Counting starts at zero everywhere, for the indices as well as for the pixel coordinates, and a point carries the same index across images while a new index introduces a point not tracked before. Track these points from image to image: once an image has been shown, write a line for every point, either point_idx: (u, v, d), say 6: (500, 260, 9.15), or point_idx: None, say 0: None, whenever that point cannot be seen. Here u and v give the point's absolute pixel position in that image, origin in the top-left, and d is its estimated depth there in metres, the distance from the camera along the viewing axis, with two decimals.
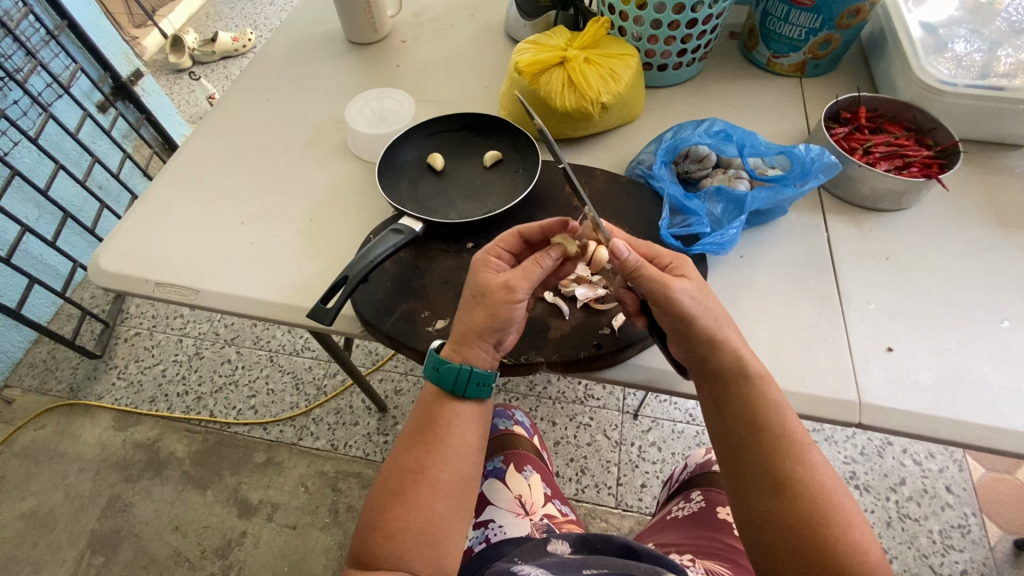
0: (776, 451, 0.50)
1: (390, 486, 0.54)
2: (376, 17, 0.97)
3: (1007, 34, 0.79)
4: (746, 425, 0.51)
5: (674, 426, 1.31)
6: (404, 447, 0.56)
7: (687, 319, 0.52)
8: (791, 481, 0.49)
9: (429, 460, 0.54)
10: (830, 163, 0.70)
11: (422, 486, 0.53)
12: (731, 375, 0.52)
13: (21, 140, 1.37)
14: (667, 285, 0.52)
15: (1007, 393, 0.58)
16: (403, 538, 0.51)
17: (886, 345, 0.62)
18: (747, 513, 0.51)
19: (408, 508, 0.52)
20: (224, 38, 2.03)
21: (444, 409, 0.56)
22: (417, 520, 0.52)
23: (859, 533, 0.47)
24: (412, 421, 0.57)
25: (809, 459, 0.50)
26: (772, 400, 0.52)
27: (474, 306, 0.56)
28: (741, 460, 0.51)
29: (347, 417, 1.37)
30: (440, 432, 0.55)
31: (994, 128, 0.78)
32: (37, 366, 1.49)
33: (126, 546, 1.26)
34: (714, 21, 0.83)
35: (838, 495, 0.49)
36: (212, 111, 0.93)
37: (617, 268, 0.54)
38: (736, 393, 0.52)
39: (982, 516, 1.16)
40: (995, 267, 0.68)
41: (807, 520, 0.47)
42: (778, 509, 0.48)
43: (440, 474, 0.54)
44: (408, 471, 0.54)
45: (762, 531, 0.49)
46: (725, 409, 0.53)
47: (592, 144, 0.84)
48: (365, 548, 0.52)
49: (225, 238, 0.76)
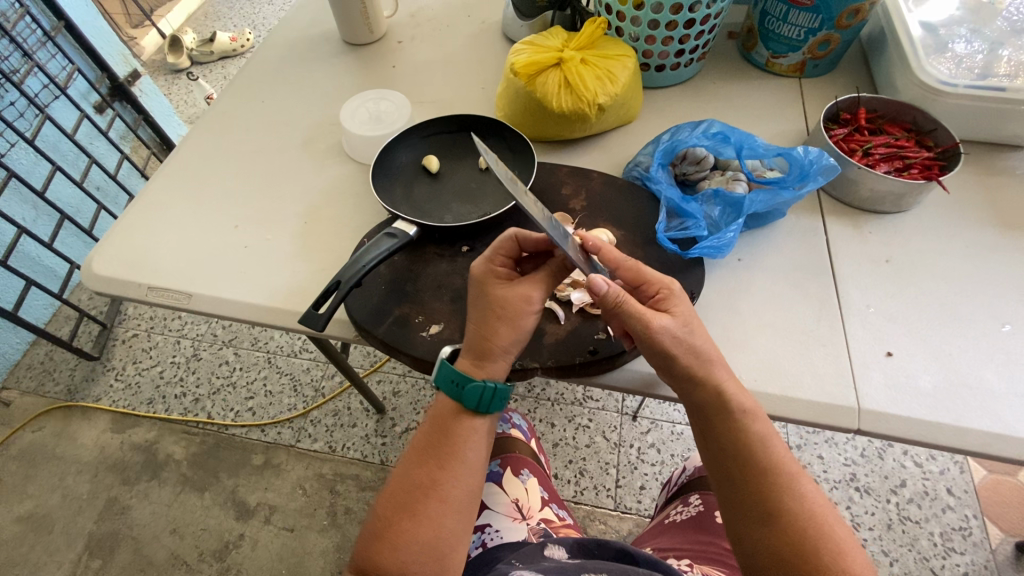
0: (765, 480, 0.49)
1: (400, 498, 0.53)
2: (372, 17, 0.96)
3: (1008, 34, 0.78)
4: (734, 456, 0.51)
5: (674, 428, 1.30)
6: (417, 459, 0.55)
7: (664, 355, 0.52)
8: (781, 510, 0.48)
9: (443, 475, 0.53)
10: (829, 167, 0.70)
11: (432, 500, 0.52)
12: (716, 406, 0.52)
13: (18, 142, 1.36)
14: (648, 323, 0.51)
15: (1009, 398, 0.57)
16: (411, 551, 0.51)
17: (886, 350, 0.61)
18: (739, 543, 0.50)
19: (418, 522, 0.51)
20: (222, 38, 2.02)
21: (461, 424, 0.56)
22: (425, 533, 0.51)
23: (852, 559, 0.46)
24: (427, 432, 0.56)
25: (798, 486, 0.49)
26: (759, 429, 0.51)
27: (491, 320, 0.55)
28: (731, 491, 0.51)
29: (345, 419, 1.37)
30: (454, 446, 0.55)
31: (996, 128, 0.77)
32: (34, 368, 1.48)
33: (124, 548, 1.26)
34: (713, 20, 0.82)
35: (830, 522, 0.48)
36: (207, 113, 0.92)
37: (597, 302, 0.52)
38: (722, 424, 0.51)
39: (983, 518, 1.15)
40: (996, 271, 0.67)
41: (799, 550, 0.47)
42: (770, 539, 0.48)
43: (452, 488, 0.53)
44: (421, 484, 0.53)
45: (755, 562, 0.49)
46: (713, 439, 0.52)
47: (589, 146, 0.83)
48: (371, 557, 0.51)
49: (219, 242, 0.76)
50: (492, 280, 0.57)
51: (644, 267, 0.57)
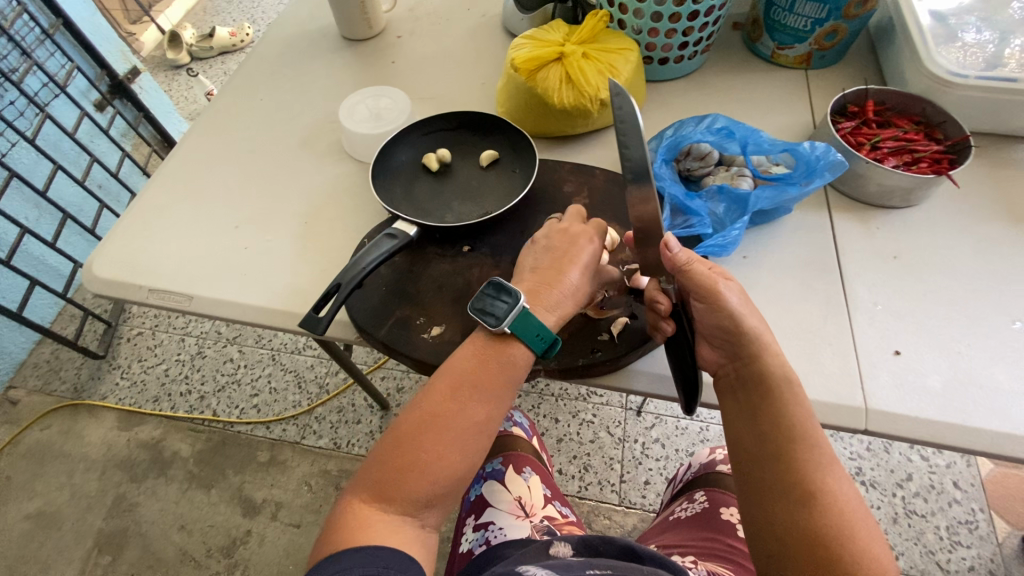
0: (809, 461, 0.48)
1: (440, 425, 0.51)
2: (370, 12, 0.95)
3: (1020, 23, 0.76)
4: (783, 433, 0.50)
5: (678, 422, 1.30)
6: (459, 391, 0.52)
7: (734, 319, 0.53)
8: (820, 492, 0.47)
9: (485, 408, 0.52)
10: (837, 162, 0.68)
11: (463, 436, 0.51)
12: (773, 379, 0.52)
13: (18, 141, 1.36)
14: (716, 282, 0.53)
15: (1019, 398, 0.56)
16: (444, 476, 0.50)
17: (893, 349, 0.60)
18: (769, 523, 0.48)
19: (456, 452, 0.50)
20: (221, 33, 2.00)
21: (505, 359, 0.54)
22: (448, 468, 0.50)
23: (880, 550, 0.45)
24: (469, 365, 0.54)
25: (838, 473, 0.48)
26: (807, 410, 0.51)
27: (550, 269, 0.58)
28: (768, 470, 0.49)
29: (349, 415, 1.37)
30: (495, 381, 0.53)
31: (1006, 120, 0.75)
32: (41, 367, 1.49)
33: (133, 545, 1.27)
34: (717, 12, 0.80)
35: (862, 515, 0.47)
36: (205, 111, 0.91)
37: (665, 260, 0.55)
38: (771, 403, 0.51)
39: (989, 512, 1.15)
40: (1007, 266, 0.66)
41: (834, 533, 0.45)
42: (807, 520, 0.46)
43: (482, 426, 0.52)
44: (465, 419, 0.51)
45: (784, 542, 0.47)
46: (760, 416, 0.51)
47: (592, 142, 0.82)
48: (390, 478, 0.49)
49: (219, 243, 0.75)
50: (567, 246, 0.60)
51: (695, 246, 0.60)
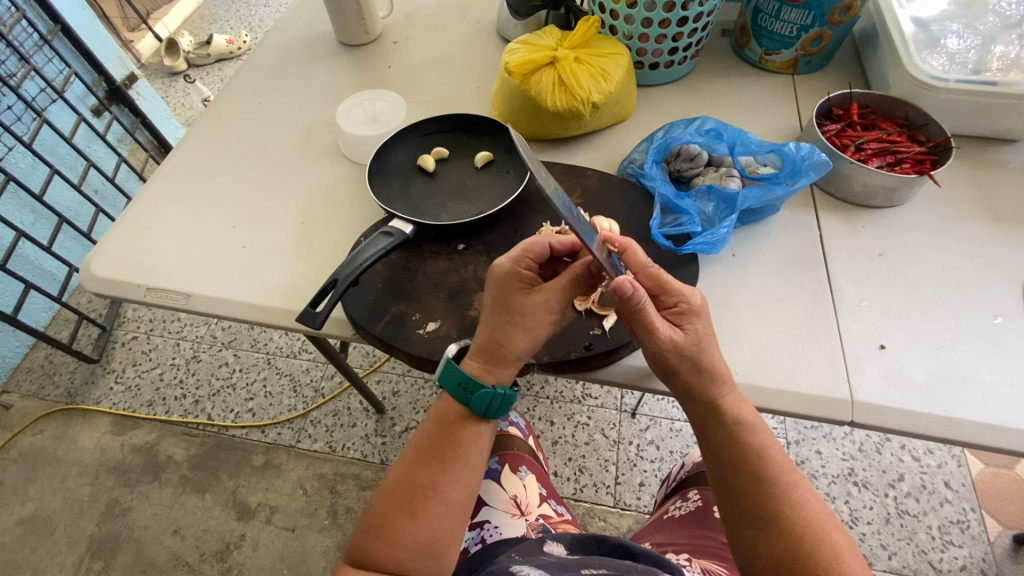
0: (761, 489, 0.51)
1: (399, 498, 0.54)
2: (367, 18, 0.97)
3: (999, 29, 0.79)
4: (731, 465, 0.52)
5: (672, 424, 1.30)
6: (418, 461, 0.56)
7: (669, 370, 0.53)
8: (774, 519, 0.49)
9: (444, 478, 0.55)
10: (821, 162, 0.70)
11: (422, 507, 0.54)
12: (711, 416, 0.54)
13: (15, 145, 1.37)
14: (655, 331, 0.52)
15: (1001, 390, 0.58)
16: (408, 547, 0.53)
17: (879, 343, 0.62)
18: (739, 548, 0.52)
19: (417, 522, 0.53)
20: (219, 41, 2.02)
21: (466, 429, 0.57)
22: (413, 538, 0.53)
23: (848, 564, 0.47)
24: (430, 435, 0.57)
25: (793, 497, 0.50)
26: (753, 440, 0.52)
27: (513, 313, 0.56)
28: (728, 499, 0.52)
29: (345, 419, 1.37)
30: (453, 453, 0.56)
31: (988, 123, 0.77)
32: (34, 371, 1.49)
33: (125, 550, 1.26)
34: (706, 18, 0.82)
35: (827, 530, 0.49)
36: (204, 114, 0.92)
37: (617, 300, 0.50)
38: (715, 437, 0.53)
39: (981, 511, 1.16)
40: (990, 264, 0.67)
41: (793, 556, 0.48)
42: (766, 545, 0.49)
43: (445, 496, 0.54)
44: (421, 487, 0.54)
45: (753, 564, 0.50)
46: (711, 448, 0.54)
47: (584, 144, 0.84)
48: (364, 551, 0.53)
49: (215, 242, 0.76)
50: (515, 282, 0.57)
51: (667, 276, 0.56)
